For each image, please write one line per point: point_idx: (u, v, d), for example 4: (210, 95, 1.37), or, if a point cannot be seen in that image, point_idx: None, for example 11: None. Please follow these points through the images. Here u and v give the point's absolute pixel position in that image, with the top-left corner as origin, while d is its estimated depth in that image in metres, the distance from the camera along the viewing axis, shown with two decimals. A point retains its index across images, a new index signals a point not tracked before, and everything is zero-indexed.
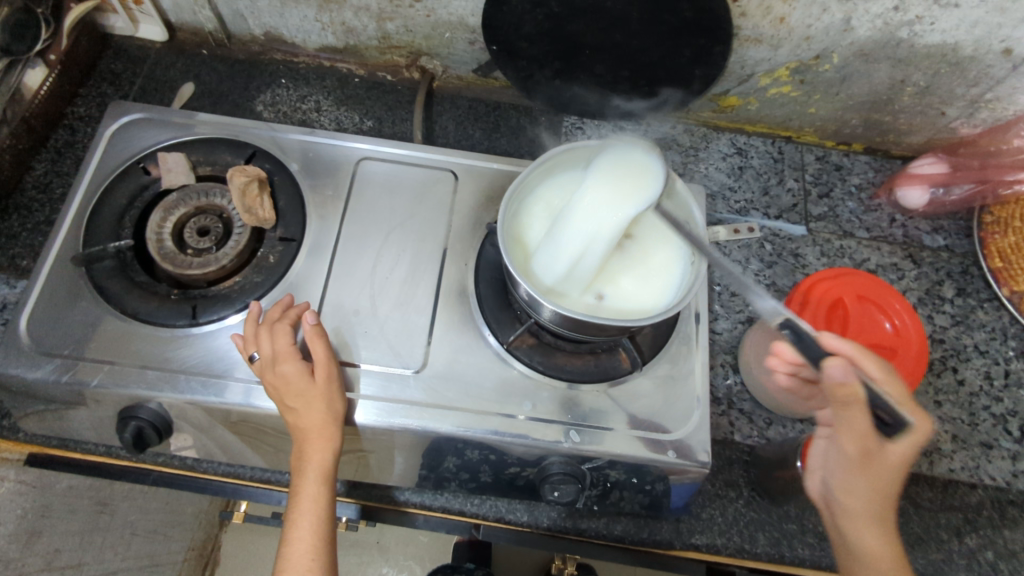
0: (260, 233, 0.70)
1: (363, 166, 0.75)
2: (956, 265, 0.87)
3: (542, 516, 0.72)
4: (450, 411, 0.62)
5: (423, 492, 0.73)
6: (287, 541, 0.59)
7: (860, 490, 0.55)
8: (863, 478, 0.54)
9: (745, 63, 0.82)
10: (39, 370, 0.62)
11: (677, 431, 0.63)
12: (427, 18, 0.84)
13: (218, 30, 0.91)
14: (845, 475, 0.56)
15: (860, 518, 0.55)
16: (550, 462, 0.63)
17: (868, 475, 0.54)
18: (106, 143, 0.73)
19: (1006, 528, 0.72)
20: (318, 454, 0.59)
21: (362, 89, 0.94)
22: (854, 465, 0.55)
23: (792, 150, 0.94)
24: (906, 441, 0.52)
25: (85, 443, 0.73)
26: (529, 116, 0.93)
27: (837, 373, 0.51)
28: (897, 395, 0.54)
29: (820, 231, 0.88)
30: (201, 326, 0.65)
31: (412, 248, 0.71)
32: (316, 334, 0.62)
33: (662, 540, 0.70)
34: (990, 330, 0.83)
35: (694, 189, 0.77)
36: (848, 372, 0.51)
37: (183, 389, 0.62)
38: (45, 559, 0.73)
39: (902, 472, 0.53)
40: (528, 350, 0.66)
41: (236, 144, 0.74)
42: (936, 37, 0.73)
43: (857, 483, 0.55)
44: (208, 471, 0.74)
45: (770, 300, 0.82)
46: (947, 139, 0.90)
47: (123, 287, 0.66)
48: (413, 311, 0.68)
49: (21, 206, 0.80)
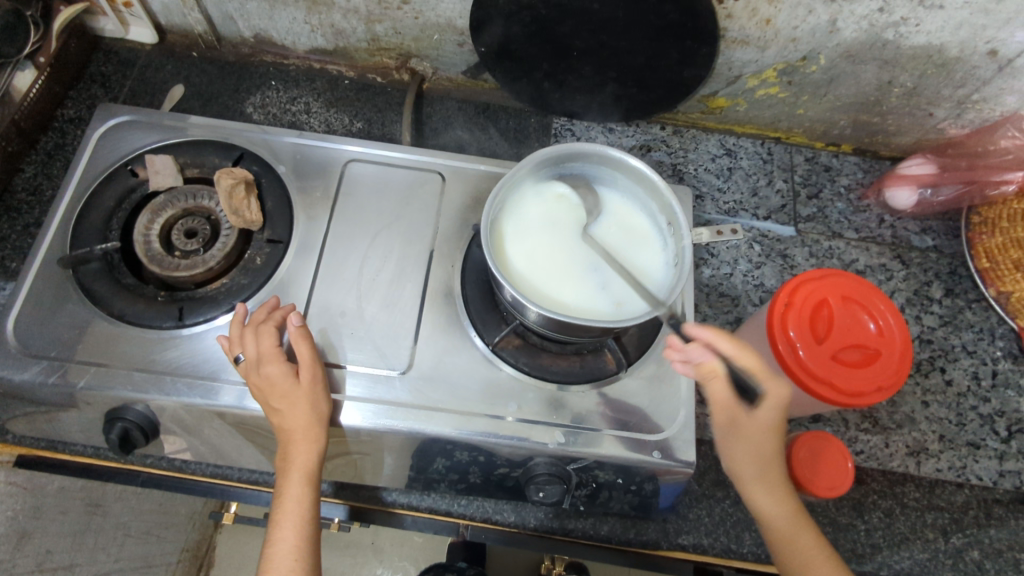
0: (248, 235, 0.70)
1: (350, 167, 0.75)
2: (945, 265, 0.87)
3: (529, 516, 0.72)
4: (436, 412, 0.62)
5: (410, 492, 0.73)
6: (271, 541, 0.59)
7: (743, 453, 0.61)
8: (743, 448, 0.61)
9: (732, 64, 0.82)
10: (25, 372, 0.62)
11: (663, 432, 0.64)
12: (416, 20, 0.84)
13: (208, 32, 0.91)
14: (729, 449, 0.62)
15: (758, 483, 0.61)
16: (536, 462, 0.63)
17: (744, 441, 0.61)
18: (95, 145, 0.74)
19: (992, 527, 0.72)
20: (303, 455, 0.59)
21: (352, 90, 0.94)
22: (732, 433, 0.61)
23: (781, 151, 0.94)
24: (765, 406, 0.59)
25: (73, 444, 0.74)
26: (518, 117, 0.93)
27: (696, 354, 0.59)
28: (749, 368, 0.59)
29: (808, 232, 0.88)
30: (189, 327, 0.65)
31: (400, 249, 0.71)
32: (301, 335, 0.62)
33: (649, 540, 0.70)
34: (978, 330, 0.83)
35: (681, 190, 0.77)
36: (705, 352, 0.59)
37: (170, 390, 0.62)
38: (36, 561, 0.73)
39: (775, 432, 0.61)
40: (514, 351, 0.66)
41: (224, 145, 0.74)
42: (922, 38, 0.73)
43: (740, 452, 0.61)
44: (196, 472, 0.74)
45: (758, 301, 0.82)
46: (935, 139, 0.90)
47: (110, 288, 0.66)
48: (399, 311, 0.68)
49: (11, 208, 0.80)
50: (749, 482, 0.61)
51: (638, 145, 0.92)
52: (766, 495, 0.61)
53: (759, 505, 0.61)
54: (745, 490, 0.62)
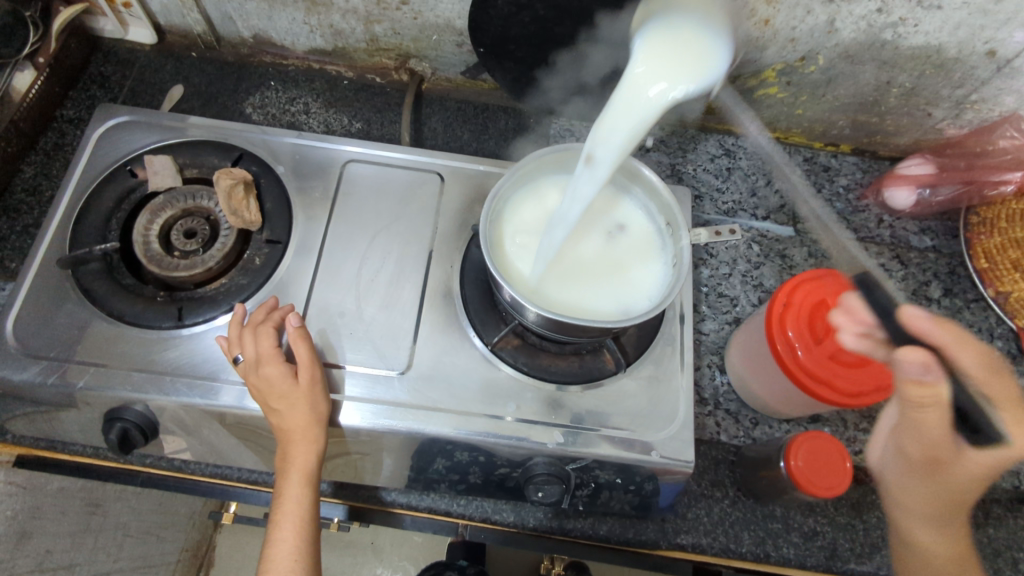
0: (247, 235, 0.71)
1: (349, 168, 0.75)
2: (944, 265, 0.87)
3: (528, 516, 0.72)
4: (435, 412, 0.62)
5: (410, 492, 0.73)
6: (271, 541, 0.59)
7: (916, 489, 0.59)
8: (924, 481, 0.58)
9: (731, 65, 0.82)
10: (25, 372, 0.62)
11: (661, 431, 0.64)
12: (415, 20, 0.84)
13: (207, 32, 0.91)
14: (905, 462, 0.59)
15: (918, 519, 0.60)
16: (534, 462, 0.63)
17: (929, 483, 0.58)
18: (94, 145, 0.74)
19: (991, 527, 0.73)
20: (303, 455, 0.60)
21: (351, 90, 0.94)
22: (921, 472, 0.58)
23: (780, 151, 0.94)
24: (992, 451, 0.53)
25: (72, 444, 0.73)
26: (518, 118, 0.94)
27: (913, 368, 0.52)
28: (995, 394, 0.53)
29: (807, 232, 0.88)
30: (188, 327, 0.65)
31: (399, 249, 0.71)
32: (300, 336, 0.62)
33: (649, 540, 0.70)
34: (976, 330, 0.83)
35: (679, 190, 0.77)
36: (924, 369, 0.51)
37: (169, 390, 0.62)
38: (36, 561, 0.73)
39: (967, 478, 0.56)
40: (513, 351, 0.66)
41: (223, 146, 0.74)
42: (920, 39, 0.73)
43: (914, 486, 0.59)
44: (196, 472, 0.74)
45: (757, 301, 0.82)
46: (934, 139, 0.90)
47: (110, 288, 0.66)
48: (398, 312, 0.68)
49: (10, 208, 0.80)
50: (905, 512, 0.60)
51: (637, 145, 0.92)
52: (921, 525, 0.59)
53: (910, 529, 0.60)
54: (897, 518, 0.61)
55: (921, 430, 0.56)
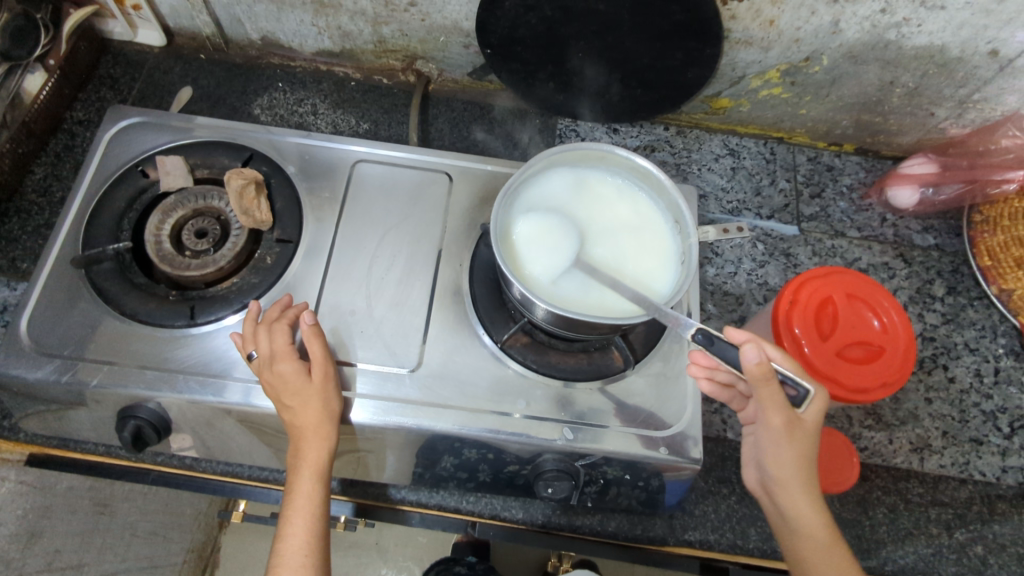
0: (257, 235, 0.71)
1: (359, 168, 0.76)
2: (946, 263, 0.88)
3: (536, 513, 0.73)
4: (445, 409, 0.63)
5: (419, 489, 0.73)
6: (282, 537, 0.59)
7: (788, 460, 0.58)
8: (790, 447, 0.58)
9: (735, 65, 0.83)
10: (39, 371, 0.63)
11: (669, 428, 0.64)
12: (422, 22, 0.85)
13: (216, 34, 0.92)
14: (775, 447, 0.58)
15: (793, 485, 0.59)
16: (544, 458, 0.63)
17: (794, 444, 0.58)
18: (106, 146, 0.74)
19: (996, 522, 0.73)
20: (314, 452, 0.60)
21: (358, 92, 0.95)
22: (782, 438, 0.58)
23: (784, 151, 0.95)
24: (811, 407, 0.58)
25: (84, 443, 0.74)
26: (523, 119, 0.94)
27: (752, 356, 0.53)
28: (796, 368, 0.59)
29: (811, 231, 0.89)
30: (200, 326, 0.66)
31: (408, 248, 0.72)
32: (314, 333, 0.63)
33: (656, 536, 0.71)
34: (980, 328, 0.84)
35: (686, 189, 0.78)
36: (759, 353, 0.53)
37: (182, 388, 0.62)
38: (46, 559, 0.74)
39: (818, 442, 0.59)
40: (522, 349, 0.67)
41: (233, 146, 0.75)
42: (923, 39, 0.74)
43: (786, 452, 0.58)
44: (206, 471, 0.75)
45: (762, 299, 0.83)
46: (937, 139, 0.91)
47: (122, 287, 0.67)
48: (408, 310, 0.68)
49: (21, 209, 0.81)
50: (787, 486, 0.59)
51: (642, 145, 0.93)
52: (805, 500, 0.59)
53: (795, 508, 0.59)
54: (782, 495, 0.60)
55: (768, 412, 0.56)
